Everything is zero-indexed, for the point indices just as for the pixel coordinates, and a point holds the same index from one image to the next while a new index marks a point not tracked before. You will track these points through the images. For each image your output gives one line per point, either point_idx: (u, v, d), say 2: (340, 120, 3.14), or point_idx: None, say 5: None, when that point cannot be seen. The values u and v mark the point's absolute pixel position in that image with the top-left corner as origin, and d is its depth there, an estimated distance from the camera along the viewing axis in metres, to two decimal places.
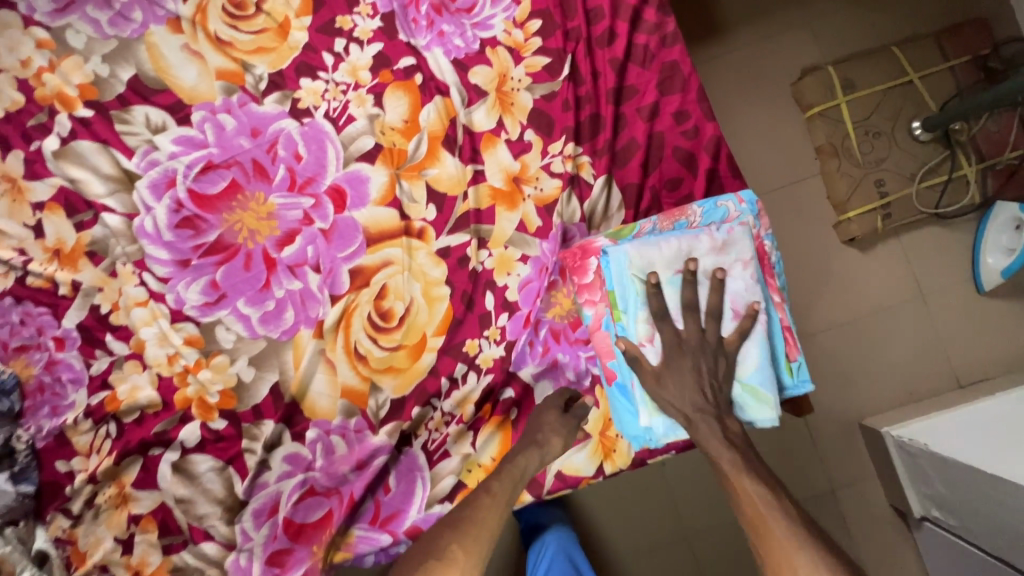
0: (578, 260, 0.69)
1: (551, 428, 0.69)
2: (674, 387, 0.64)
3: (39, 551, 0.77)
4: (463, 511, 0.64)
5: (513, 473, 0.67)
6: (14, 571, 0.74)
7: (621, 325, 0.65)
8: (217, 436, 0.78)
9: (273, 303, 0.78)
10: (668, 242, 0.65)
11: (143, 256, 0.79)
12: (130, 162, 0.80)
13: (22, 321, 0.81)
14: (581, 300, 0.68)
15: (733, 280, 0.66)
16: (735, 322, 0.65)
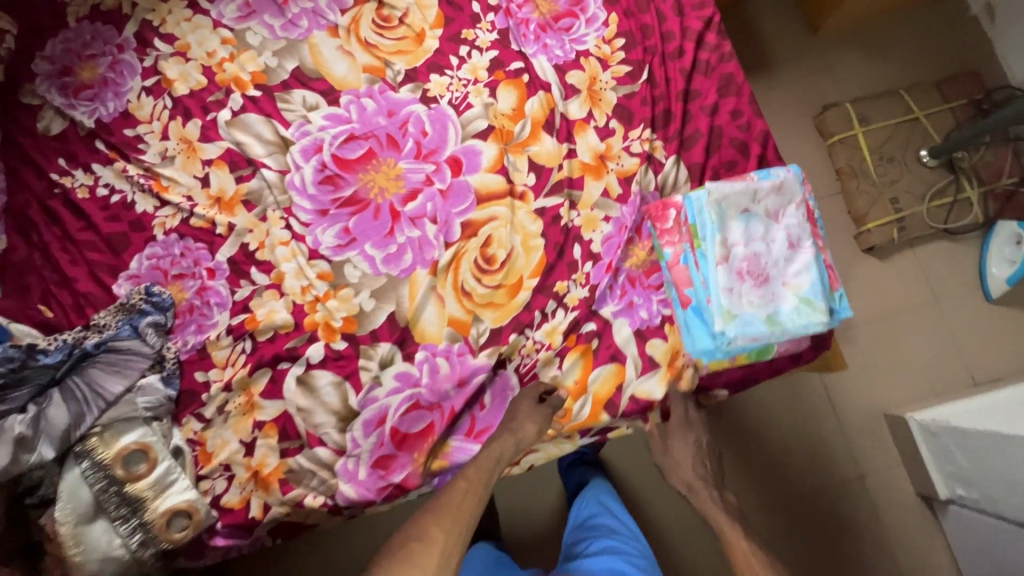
0: (660, 210, 0.86)
1: (525, 417, 0.83)
2: (680, 460, 0.99)
3: (176, 447, 0.88)
4: (441, 499, 0.73)
5: (486, 462, 0.80)
6: (158, 458, 0.85)
7: (699, 249, 0.81)
8: (337, 355, 0.92)
9: (395, 247, 0.94)
10: (737, 186, 0.81)
11: (290, 205, 0.97)
12: (288, 131, 1.00)
13: (182, 254, 0.98)
14: (663, 240, 0.84)
15: (787, 218, 0.82)
16: (789, 248, 0.81)
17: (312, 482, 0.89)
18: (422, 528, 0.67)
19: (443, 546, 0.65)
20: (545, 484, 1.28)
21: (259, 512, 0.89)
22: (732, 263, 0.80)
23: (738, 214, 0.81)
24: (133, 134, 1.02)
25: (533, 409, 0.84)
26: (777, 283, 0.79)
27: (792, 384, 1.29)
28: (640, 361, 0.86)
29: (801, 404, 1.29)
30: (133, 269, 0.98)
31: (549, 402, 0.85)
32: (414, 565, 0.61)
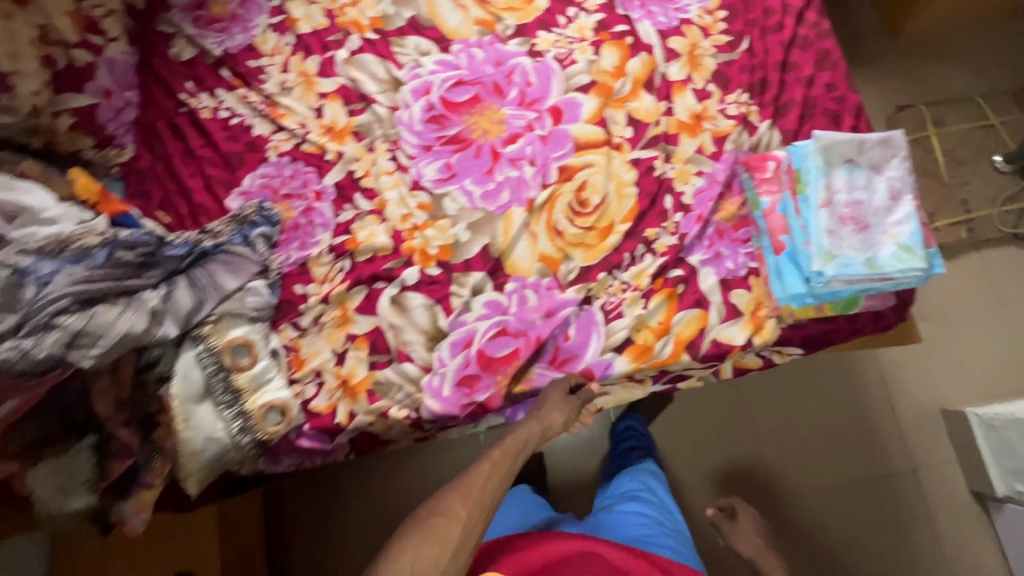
0: (759, 161, 0.90)
1: (553, 407, 0.86)
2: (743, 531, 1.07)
3: (272, 350, 0.94)
4: (467, 474, 0.75)
5: (516, 440, 0.81)
6: (258, 356, 0.91)
7: (802, 195, 0.84)
8: (431, 280, 0.97)
9: (494, 185, 1.00)
10: (845, 136, 0.84)
11: (397, 139, 1.04)
12: (400, 73, 1.07)
13: (292, 175, 1.05)
14: (762, 190, 0.88)
15: (890, 171, 0.85)
16: (890, 199, 0.84)
17: (398, 395, 0.94)
18: (446, 504, 0.69)
19: (464, 521, 0.68)
20: (594, 444, 1.36)
21: (345, 419, 0.94)
22: (836, 207, 0.83)
23: (844, 163, 0.84)
24: (255, 65, 1.10)
25: (563, 399, 0.87)
26: (877, 231, 0.82)
27: (848, 367, 1.32)
28: (723, 308, 0.90)
29: (852, 390, 1.31)
30: (246, 186, 1.05)
31: (580, 395, 0.89)
32: (438, 539, 0.65)
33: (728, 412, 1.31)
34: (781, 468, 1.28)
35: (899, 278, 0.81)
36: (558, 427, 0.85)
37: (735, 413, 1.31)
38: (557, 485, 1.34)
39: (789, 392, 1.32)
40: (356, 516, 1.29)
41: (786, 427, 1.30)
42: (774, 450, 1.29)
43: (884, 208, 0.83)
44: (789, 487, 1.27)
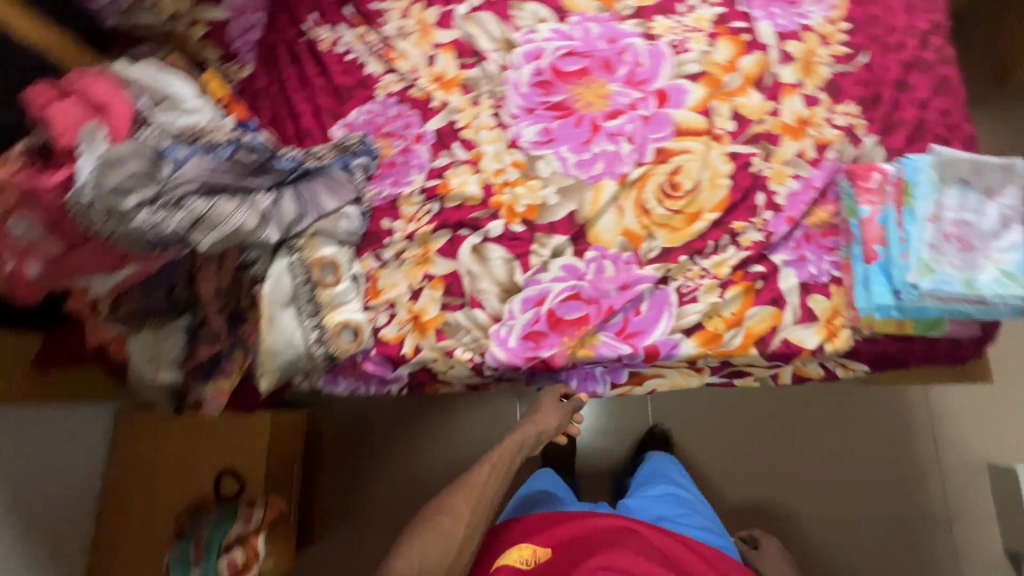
0: (864, 169, 0.90)
1: (547, 411, 1.02)
2: (772, 557, 1.11)
3: (354, 276, 0.97)
4: (467, 478, 0.86)
5: (512, 446, 0.94)
6: (341, 277, 0.95)
7: (908, 206, 0.85)
8: (514, 236, 1.00)
9: (589, 155, 1.02)
10: (963, 156, 0.85)
11: (503, 97, 1.07)
12: (515, 35, 1.10)
13: (396, 115, 1.09)
14: (862, 198, 0.89)
15: (1004, 198, 0.84)
16: (1001, 225, 0.83)
17: (464, 339, 0.98)
18: (450, 505, 0.81)
19: (467, 520, 0.79)
20: (626, 434, 1.36)
21: (410, 352, 0.98)
22: (942, 224, 0.84)
23: (958, 182, 0.85)
24: (378, 8, 1.15)
25: (556, 407, 1.02)
26: (981, 253, 0.82)
27: (896, 400, 1.31)
28: (799, 310, 0.91)
29: (898, 426, 1.30)
30: (350, 119, 1.10)
31: (570, 403, 1.03)
32: (444, 535, 0.76)
33: (767, 424, 1.31)
34: (812, 485, 1.29)
35: (997, 303, 0.81)
36: (552, 430, 1.00)
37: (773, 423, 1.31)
38: (582, 468, 1.35)
39: (831, 413, 1.31)
40: (386, 451, 1.34)
41: (824, 449, 1.30)
42: (808, 469, 1.29)
43: (992, 233, 0.83)
44: (817, 509, 1.27)
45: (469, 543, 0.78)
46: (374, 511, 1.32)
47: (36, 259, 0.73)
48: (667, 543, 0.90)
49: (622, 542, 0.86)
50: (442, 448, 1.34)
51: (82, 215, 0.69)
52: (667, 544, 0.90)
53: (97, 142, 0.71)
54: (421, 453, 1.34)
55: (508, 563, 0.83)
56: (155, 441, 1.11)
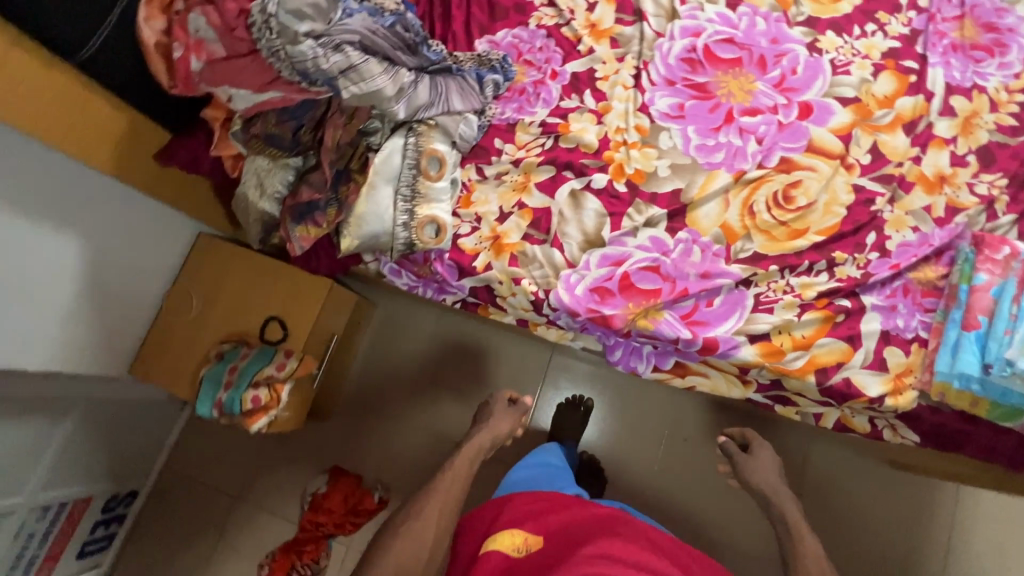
0: (994, 240, 0.86)
1: (501, 417, 1.11)
2: (762, 463, 1.05)
3: (453, 180, 0.99)
4: (435, 488, 0.90)
5: (468, 454, 1.00)
6: (444, 174, 0.96)
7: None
8: (614, 194, 1.01)
9: (713, 142, 1.01)
10: None
11: (648, 61, 1.07)
12: (681, 6, 1.09)
13: (540, 47, 1.11)
14: (982, 266, 0.85)
15: None
16: None
17: (534, 272, 1.00)
18: (418, 511, 0.85)
19: (436, 523, 0.84)
20: (641, 428, 1.40)
21: (481, 267, 1.01)
22: None
23: None
24: None
25: (506, 411, 1.13)
26: None
27: (921, 492, 1.27)
28: (872, 356, 0.88)
29: (916, 514, 1.27)
30: (497, 38, 1.12)
31: (517, 407, 1.14)
32: (415, 536, 0.81)
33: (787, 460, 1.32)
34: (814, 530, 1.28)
35: None
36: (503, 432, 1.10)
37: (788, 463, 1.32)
38: (591, 441, 1.40)
39: (848, 474, 1.30)
40: (413, 354, 1.48)
41: (835, 503, 1.29)
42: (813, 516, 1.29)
43: None
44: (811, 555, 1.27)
45: (440, 544, 0.83)
46: (389, 398, 1.47)
47: (202, 56, 0.81)
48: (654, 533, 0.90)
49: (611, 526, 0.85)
50: (468, 363, 1.46)
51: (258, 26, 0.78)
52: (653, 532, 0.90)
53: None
54: (443, 365, 1.47)
55: (500, 548, 0.82)
56: (181, 295, 1.18)
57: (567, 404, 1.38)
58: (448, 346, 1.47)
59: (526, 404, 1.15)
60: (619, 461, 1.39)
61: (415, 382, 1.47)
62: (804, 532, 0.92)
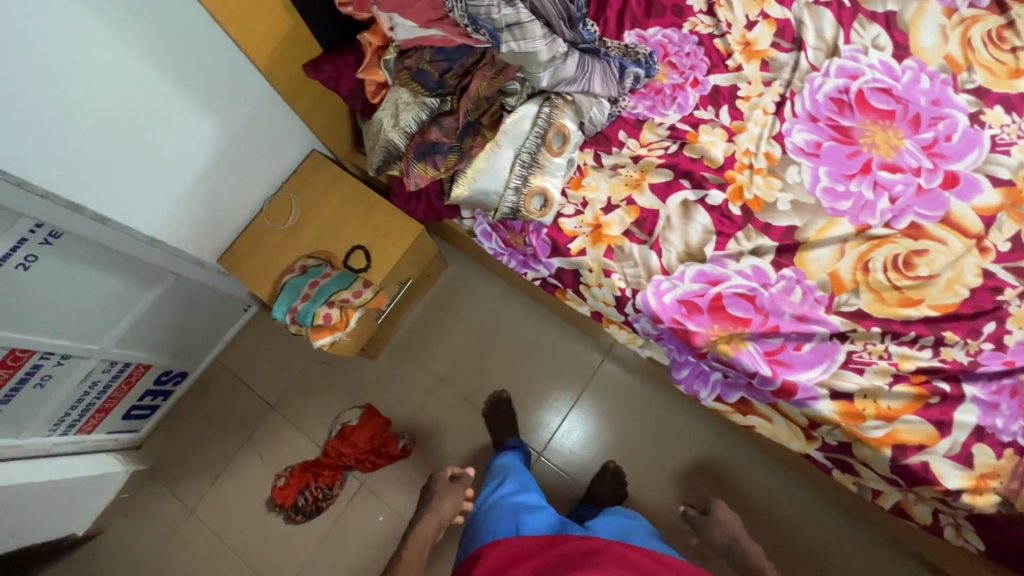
0: None
1: (444, 499, 1.15)
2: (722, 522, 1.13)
3: (570, 160, 1.00)
4: None
5: (409, 558, 1.05)
6: (564, 151, 0.96)
7: None
8: (727, 215, 0.99)
9: (843, 189, 0.98)
10: None
11: (796, 92, 1.04)
12: (844, 45, 1.05)
13: (688, 53, 1.09)
14: None
15: None
16: None
17: (626, 269, 0.99)
18: None
19: None
20: (675, 454, 1.37)
21: (575, 250, 1.01)
22: None
23: None
24: None
25: (449, 488, 1.17)
26: None
27: None
28: (958, 448, 0.83)
29: None
30: (647, 33, 1.11)
31: (460, 482, 1.19)
32: None
33: (820, 524, 1.28)
34: None
35: None
36: (447, 512, 1.14)
37: (801, 525, 1.28)
38: (622, 452, 1.38)
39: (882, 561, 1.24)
40: (470, 321, 1.50)
41: None
42: None
43: None
44: None
45: None
46: (437, 356, 1.49)
47: None
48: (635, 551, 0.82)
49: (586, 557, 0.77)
50: (521, 345, 1.47)
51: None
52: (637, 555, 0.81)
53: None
54: (496, 339, 1.48)
55: None
56: (275, 206, 1.23)
57: (486, 407, 1.40)
58: (500, 325, 1.49)
59: (469, 478, 1.19)
60: (641, 484, 1.36)
61: (456, 351, 1.49)
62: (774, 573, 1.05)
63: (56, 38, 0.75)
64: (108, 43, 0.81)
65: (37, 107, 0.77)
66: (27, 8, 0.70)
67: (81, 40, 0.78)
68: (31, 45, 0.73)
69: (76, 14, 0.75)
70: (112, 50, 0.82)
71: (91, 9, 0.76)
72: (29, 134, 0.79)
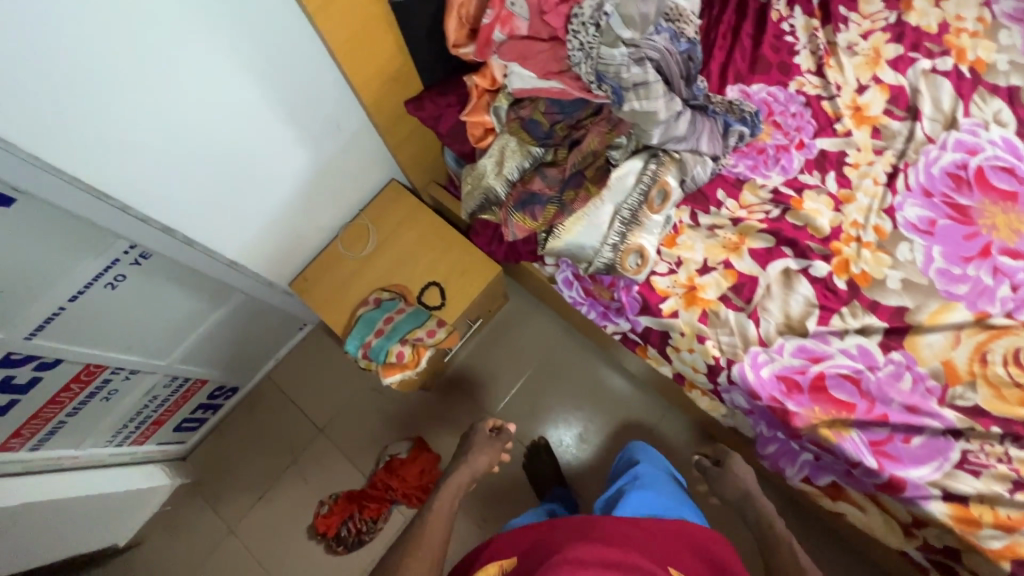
0: None
1: (481, 449, 1.03)
2: (737, 475, 1.00)
3: (668, 217, 0.96)
4: (412, 534, 0.79)
5: (449, 488, 0.90)
6: (665, 208, 0.92)
7: None
8: (831, 288, 0.94)
9: (959, 272, 0.92)
10: None
11: (910, 163, 0.99)
12: (963, 118, 1.00)
13: (794, 113, 1.05)
14: None
15: None
16: None
17: (722, 337, 0.94)
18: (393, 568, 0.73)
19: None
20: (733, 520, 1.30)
21: (667, 311, 0.97)
22: None
23: None
24: (844, 14, 1.11)
25: (488, 442, 1.04)
26: None
27: None
28: None
29: None
30: (751, 89, 1.08)
31: (501, 437, 1.07)
32: None
33: None
34: None
35: None
36: (483, 467, 0.99)
37: None
38: None
39: None
40: (528, 359, 1.47)
41: None
42: None
43: None
44: None
45: None
46: (492, 391, 1.45)
47: (506, 29, 0.81)
48: (670, 541, 0.76)
49: (610, 537, 0.71)
50: (580, 388, 1.43)
51: (581, 20, 0.77)
52: (666, 547, 0.75)
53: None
54: (554, 380, 1.44)
55: None
56: (349, 234, 1.21)
57: (527, 454, 1.36)
58: (560, 367, 1.45)
59: (508, 432, 1.08)
60: None
61: (514, 390, 1.44)
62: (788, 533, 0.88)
63: (182, 73, 0.74)
64: (227, 78, 0.80)
65: (153, 138, 0.77)
66: (158, 40, 0.69)
67: (203, 75, 0.77)
68: (157, 80, 0.72)
69: (204, 52, 0.75)
70: (230, 85, 0.81)
71: (218, 47, 0.76)
72: (140, 164, 0.78)
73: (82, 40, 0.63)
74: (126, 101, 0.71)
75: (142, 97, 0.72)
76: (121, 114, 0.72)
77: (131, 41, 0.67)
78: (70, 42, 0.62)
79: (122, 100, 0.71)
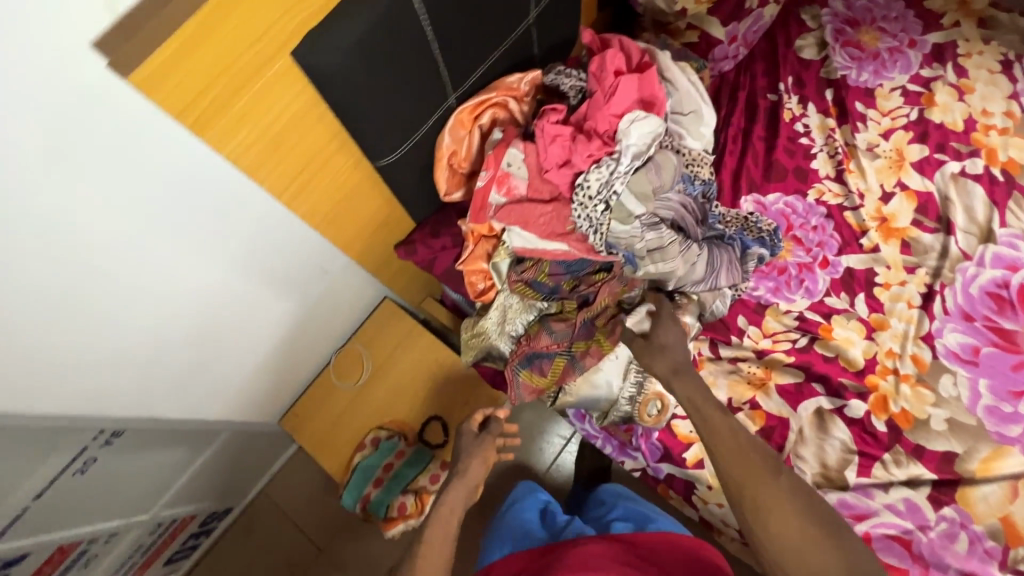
0: None
1: (474, 455, 0.86)
2: (670, 343, 0.77)
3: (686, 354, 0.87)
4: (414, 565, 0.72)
5: (449, 510, 0.78)
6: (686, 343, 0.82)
7: None
8: (869, 431, 0.86)
9: (1012, 410, 0.84)
10: None
11: (946, 283, 0.91)
12: (999, 229, 0.93)
13: (815, 227, 0.97)
14: None
15: None
16: None
17: None
18: None
19: None
20: None
21: (691, 460, 0.89)
22: None
23: None
24: (862, 111, 1.03)
25: (477, 445, 0.87)
26: None
27: None
28: None
29: None
30: (766, 200, 1.00)
31: (490, 430, 0.89)
32: None
33: None
34: None
35: None
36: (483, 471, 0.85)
37: None
38: None
39: None
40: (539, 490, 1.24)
41: None
42: None
43: None
44: None
45: None
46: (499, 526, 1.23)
47: (503, 190, 0.74)
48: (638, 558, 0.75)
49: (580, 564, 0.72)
50: None
51: (588, 195, 0.70)
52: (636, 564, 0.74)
53: (636, 139, 0.69)
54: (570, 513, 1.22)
55: None
56: (339, 363, 1.13)
57: None
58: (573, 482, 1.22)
59: (500, 423, 0.90)
60: None
61: None
62: (731, 430, 0.68)
63: (155, 278, 0.65)
64: (209, 267, 0.71)
65: (127, 347, 0.68)
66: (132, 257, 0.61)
67: (182, 271, 0.68)
68: (130, 292, 0.63)
69: (179, 253, 0.66)
70: (213, 272, 0.73)
71: (196, 242, 0.67)
72: (113, 373, 0.69)
73: (40, 289, 0.54)
74: (95, 323, 0.62)
75: (112, 316, 0.63)
76: (91, 338, 0.63)
77: (98, 271, 0.58)
78: (27, 292, 0.53)
79: (89, 323, 0.61)
